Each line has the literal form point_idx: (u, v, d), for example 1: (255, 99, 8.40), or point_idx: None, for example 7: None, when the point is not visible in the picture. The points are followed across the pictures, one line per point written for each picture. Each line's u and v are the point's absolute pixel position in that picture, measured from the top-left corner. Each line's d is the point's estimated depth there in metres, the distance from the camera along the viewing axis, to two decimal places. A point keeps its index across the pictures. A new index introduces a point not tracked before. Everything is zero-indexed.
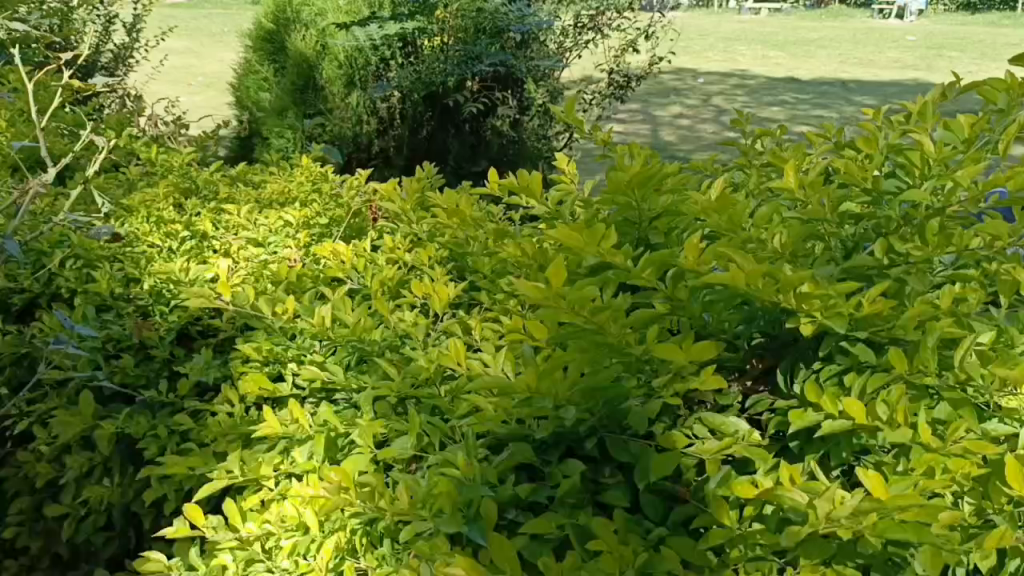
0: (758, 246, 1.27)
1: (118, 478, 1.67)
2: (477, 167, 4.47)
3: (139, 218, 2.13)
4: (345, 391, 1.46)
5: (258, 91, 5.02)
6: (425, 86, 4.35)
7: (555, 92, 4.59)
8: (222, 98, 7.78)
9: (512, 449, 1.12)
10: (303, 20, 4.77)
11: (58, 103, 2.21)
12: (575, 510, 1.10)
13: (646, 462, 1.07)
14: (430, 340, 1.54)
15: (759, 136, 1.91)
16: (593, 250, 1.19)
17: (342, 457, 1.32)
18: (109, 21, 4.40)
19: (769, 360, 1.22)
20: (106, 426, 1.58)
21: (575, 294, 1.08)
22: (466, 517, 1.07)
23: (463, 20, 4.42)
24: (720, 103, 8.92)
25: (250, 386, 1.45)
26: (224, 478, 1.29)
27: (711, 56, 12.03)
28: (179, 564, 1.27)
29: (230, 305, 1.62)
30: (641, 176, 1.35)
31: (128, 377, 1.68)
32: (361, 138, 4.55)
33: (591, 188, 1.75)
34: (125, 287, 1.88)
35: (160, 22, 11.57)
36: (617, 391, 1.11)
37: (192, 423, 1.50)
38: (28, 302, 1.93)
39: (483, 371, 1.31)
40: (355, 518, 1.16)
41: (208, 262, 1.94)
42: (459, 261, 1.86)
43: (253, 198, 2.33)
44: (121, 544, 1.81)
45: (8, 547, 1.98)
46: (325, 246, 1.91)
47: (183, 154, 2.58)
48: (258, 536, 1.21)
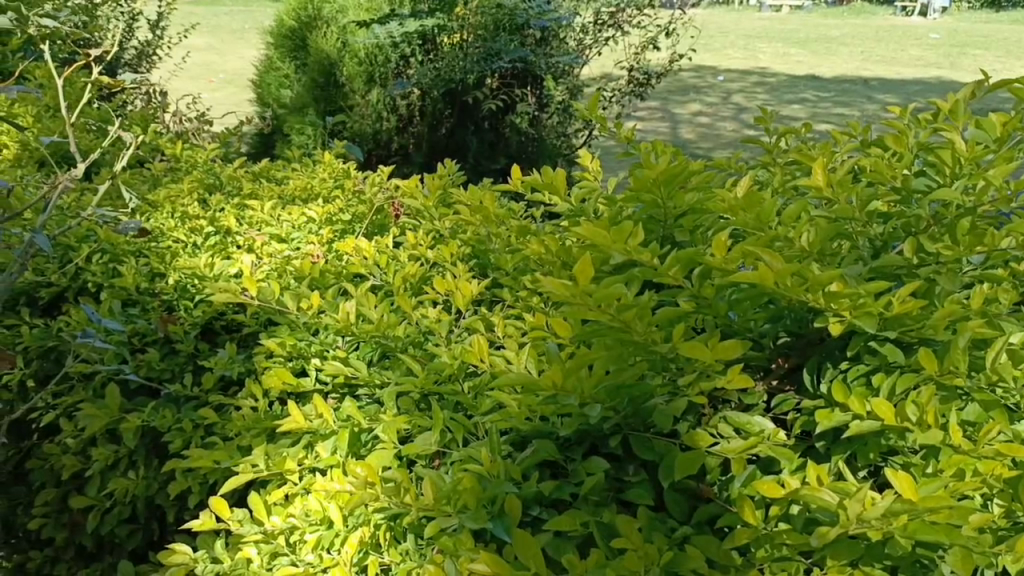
0: (785, 245, 1.25)
1: (142, 471, 1.68)
2: (497, 164, 4.47)
3: (165, 213, 2.15)
4: (369, 386, 1.46)
5: (279, 88, 5.06)
6: (446, 83, 4.35)
7: (575, 89, 4.57)
8: (243, 94, 7.82)
9: (536, 446, 1.13)
10: (324, 18, 4.83)
11: (85, 100, 2.23)
12: (598, 508, 1.09)
13: (671, 461, 1.07)
14: (453, 337, 1.54)
15: (784, 134, 1.89)
16: (619, 248, 1.16)
17: (365, 452, 1.33)
18: (133, 17, 4.44)
19: (794, 359, 1.21)
20: (132, 419, 1.59)
21: (600, 293, 1.05)
22: (490, 513, 1.07)
23: (484, 17, 4.34)
24: (741, 100, 8.88)
25: (274, 380, 1.47)
26: (249, 472, 1.30)
27: (731, 53, 11.98)
28: (205, 556, 1.28)
29: (255, 300, 1.64)
30: (667, 174, 1.34)
31: (153, 371, 1.69)
32: (381, 134, 4.62)
33: (614, 186, 1.74)
34: (150, 282, 1.90)
35: (181, 19, 11.68)
36: (642, 390, 1.11)
37: (216, 417, 1.51)
38: (55, 296, 1.95)
39: (506, 368, 1.32)
40: (379, 513, 1.17)
41: (232, 257, 1.96)
42: (482, 258, 1.86)
43: (275, 193, 2.35)
44: (144, 536, 1.83)
45: (34, 538, 2.00)
46: (348, 243, 1.92)
47: (207, 150, 2.60)
48: (283, 530, 1.23)
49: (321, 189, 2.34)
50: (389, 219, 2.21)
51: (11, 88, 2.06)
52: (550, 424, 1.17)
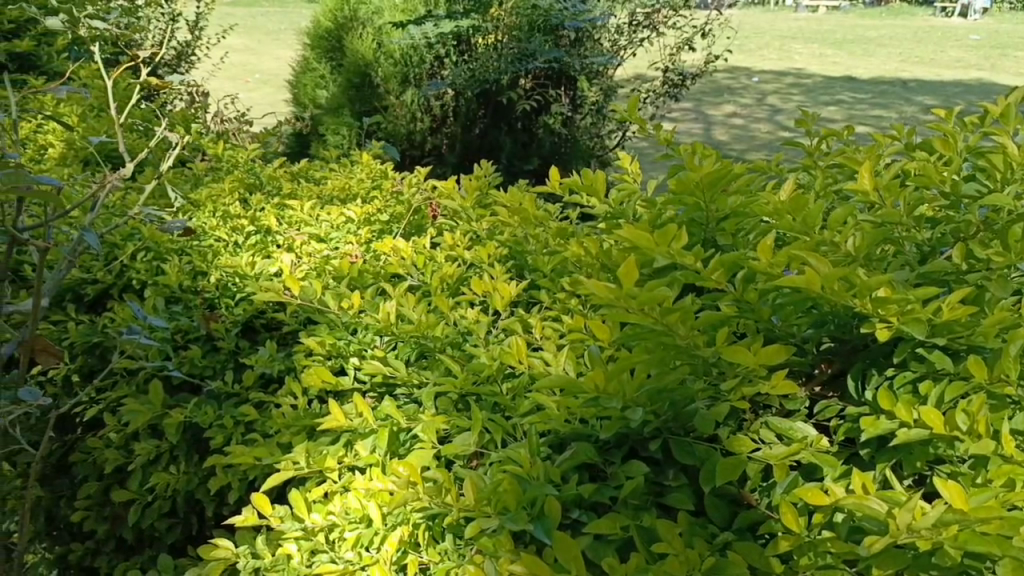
0: (831, 249, 1.23)
1: (183, 466, 1.71)
2: (530, 165, 4.45)
3: (207, 213, 2.19)
4: (407, 386, 1.47)
5: (315, 89, 5.09)
6: (480, 83, 4.38)
7: (609, 90, 4.55)
8: (277, 94, 7.92)
9: (576, 448, 1.13)
10: (360, 19, 4.90)
11: (131, 101, 2.27)
12: (638, 512, 1.09)
13: (712, 466, 1.06)
14: (492, 338, 1.54)
15: (826, 137, 1.87)
16: (662, 251, 1.15)
17: (404, 452, 1.34)
18: (174, 19, 4.51)
19: (838, 364, 1.19)
20: (175, 415, 1.62)
21: (644, 296, 1.04)
22: (530, 514, 1.07)
23: (518, 18, 4.34)
24: (776, 102, 8.79)
25: (313, 379, 1.48)
26: (291, 469, 1.31)
27: (766, 54, 11.88)
28: (246, 552, 1.30)
29: (297, 299, 1.66)
30: (710, 177, 1.34)
31: (195, 368, 1.72)
32: (415, 135, 4.67)
33: (654, 188, 1.73)
34: (193, 280, 1.93)
35: (219, 21, 11.87)
36: (683, 393, 1.10)
37: (257, 415, 1.54)
38: (100, 293, 1.99)
39: (545, 370, 1.33)
40: (419, 512, 1.17)
41: (272, 256, 1.98)
42: (519, 259, 1.86)
43: (314, 193, 2.37)
44: (183, 530, 1.85)
45: (75, 530, 2.04)
46: (386, 243, 1.94)
47: (247, 150, 2.63)
48: (323, 527, 1.24)
49: (359, 189, 2.37)
50: (426, 219, 2.23)
51: (60, 88, 2.10)
52: (590, 426, 1.17)
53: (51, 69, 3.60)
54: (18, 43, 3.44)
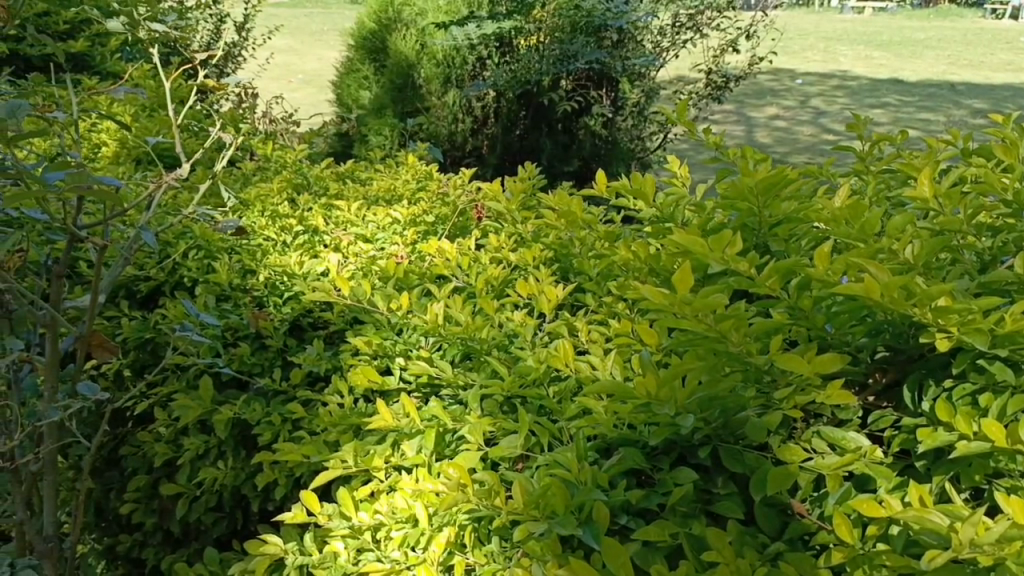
0: (888, 256, 1.21)
1: (231, 461, 1.74)
2: (570, 166, 4.46)
3: (257, 212, 2.22)
4: (452, 387, 1.47)
5: (358, 90, 5.15)
6: (521, 84, 4.38)
7: (651, 92, 4.52)
8: (320, 95, 8.01)
9: (624, 454, 1.13)
10: (404, 20, 4.95)
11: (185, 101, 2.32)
12: (687, 519, 1.08)
13: (763, 475, 1.05)
14: (538, 340, 1.55)
15: (879, 141, 1.84)
16: (716, 257, 1.14)
17: (449, 452, 1.34)
18: (222, 20, 4.59)
19: (893, 374, 1.17)
20: (225, 411, 1.65)
21: (699, 302, 1.03)
22: (579, 519, 1.07)
23: (561, 19, 4.34)
24: (820, 104, 8.66)
25: (360, 378, 1.50)
26: (339, 468, 1.33)
27: (811, 57, 11.72)
28: (294, 549, 1.31)
29: (347, 298, 1.68)
30: (766, 183, 1.34)
31: (245, 365, 1.75)
32: (456, 136, 4.69)
33: (704, 193, 1.72)
34: (243, 278, 1.95)
35: (265, 22, 12.07)
36: (735, 401, 1.09)
37: (304, 413, 1.56)
38: (153, 290, 2.03)
39: (591, 373, 1.36)
40: (467, 514, 1.18)
41: (320, 255, 2.01)
42: (564, 262, 1.86)
43: (361, 194, 2.40)
44: (228, 525, 1.88)
45: (124, 521, 2.08)
46: (431, 245, 1.96)
47: (295, 150, 2.67)
48: (370, 526, 1.25)
49: (404, 191, 2.39)
50: (471, 221, 2.25)
51: (118, 88, 2.15)
52: (638, 432, 1.17)
53: (105, 69, 3.68)
54: (74, 44, 3.52)
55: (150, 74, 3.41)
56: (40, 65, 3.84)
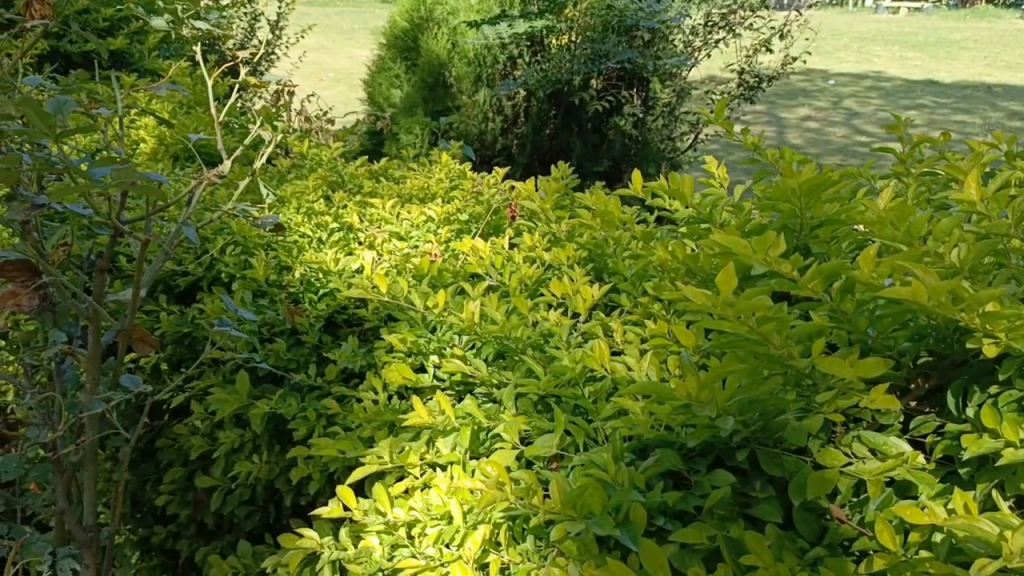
0: (935, 260, 1.20)
1: (265, 455, 1.75)
2: (600, 166, 4.44)
3: (292, 209, 2.24)
4: (486, 385, 1.48)
5: (389, 88, 5.20)
6: (552, 83, 4.35)
7: (682, 91, 4.49)
8: (351, 93, 8.06)
9: (660, 455, 1.12)
10: (435, 19, 4.98)
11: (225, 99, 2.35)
12: (725, 522, 1.07)
13: (803, 479, 1.04)
14: (573, 339, 1.54)
15: (920, 143, 1.81)
16: (759, 258, 1.13)
17: (484, 450, 1.35)
18: (256, 18, 4.64)
19: (935, 380, 1.16)
20: (261, 405, 1.66)
21: (742, 305, 1.02)
22: (616, 519, 1.07)
23: (593, 19, 4.35)
24: (854, 106, 8.56)
25: (394, 375, 1.50)
26: (375, 463, 1.34)
27: (844, 57, 11.60)
28: (329, 543, 1.32)
29: (385, 296, 1.69)
30: (810, 185, 1.34)
31: (281, 360, 1.76)
32: (486, 135, 4.70)
33: (741, 194, 1.71)
34: (279, 275, 1.97)
35: (297, 21, 12.18)
36: (776, 404, 1.08)
37: (338, 408, 1.57)
38: (190, 285, 2.06)
39: (627, 374, 1.35)
40: (503, 512, 1.18)
41: (355, 253, 2.02)
42: (598, 262, 1.85)
43: (395, 192, 2.42)
44: (261, 518, 1.90)
45: (158, 512, 2.11)
46: (465, 243, 1.96)
47: (330, 148, 2.69)
48: (405, 522, 1.26)
49: (438, 189, 2.40)
50: (504, 220, 2.24)
51: (161, 85, 2.16)
52: (675, 434, 1.16)
53: (143, 66, 3.74)
54: (113, 40, 3.58)
55: (188, 71, 3.45)
56: (80, 61, 3.91)
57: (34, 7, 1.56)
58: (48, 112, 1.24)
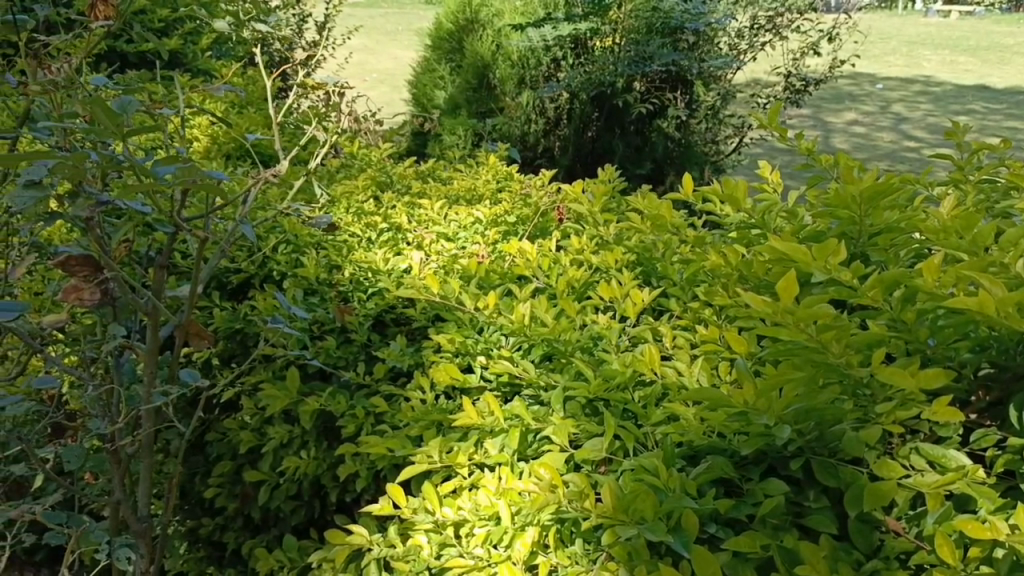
0: (1000, 269, 1.18)
1: (313, 451, 1.78)
2: (642, 169, 4.43)
3: (343, 208, 2.28)
4: (533, 388, 1.48)
5: (433, 89, 5.23)
6: (596, 86, 4.35)
7: (726, 94, 4.46)
8: (394, 94, 8.13)
9: (712, 462, 1.11)
10: (481, 20, 5.03)
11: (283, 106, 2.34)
12: (777, 532, 1.06)
13: (859, 490, 1.03)
14: (622, 344, 1.54)
15: (980, 149, 1.77)
16: (819, 267, 1.13)
17: (532, 453, 1.35)
18: (304, 19, 4.70)
19: (997, 393, 1.14)
20: (311, 402, 1.69)
21: (802, 313, 1.01)
22: (667, 526, 1.06)
23: (637, 20, 4.33)
24: (902, 110, 8.40)
25: (442, 375, 1.51)
26: (424, 462, 1.35)
27: (893, 61, 11.40)
28: (379, 540, 1.33)
29: (437, 296, 1.71)
30: (871, 191, 1.33)
31: (330, 358, 1.79)
32: (528, 137, 4.68)
33: (794, 199, 1.70)
34: (329, 274, 1.99)
35: (342, 21, 12.34)
36: (832, 414, 1.07)
37: (387, 407, 1.59)
38: (243, 282, 2.09)
39: (677, 379, 1.35)
40: (553, 515, 1.18)
41: (403, 253, 2.04)
42: (647, 267, 1.85)
43: (442, 193, 2.43)
44: (306, 513, 1.92)
45: (206, 505, 2.15)
46: (513, 245, 1.97)
47: (380, 149, 2.73)
48: (453, 521, 1.27)
49: (484, 191, 2.42)
50: (551, 222, 2.23)
51: (221, 86, 2.17)
52: (727, 441, 1.16)
53: (196, 66, 3.82)
54: (168, 41, 3.65)
55: (240, 72, 3.52)
56: (136, 61, 4.00)
57: (98, 8, 1.59)
58: (116, 111, 1.27)
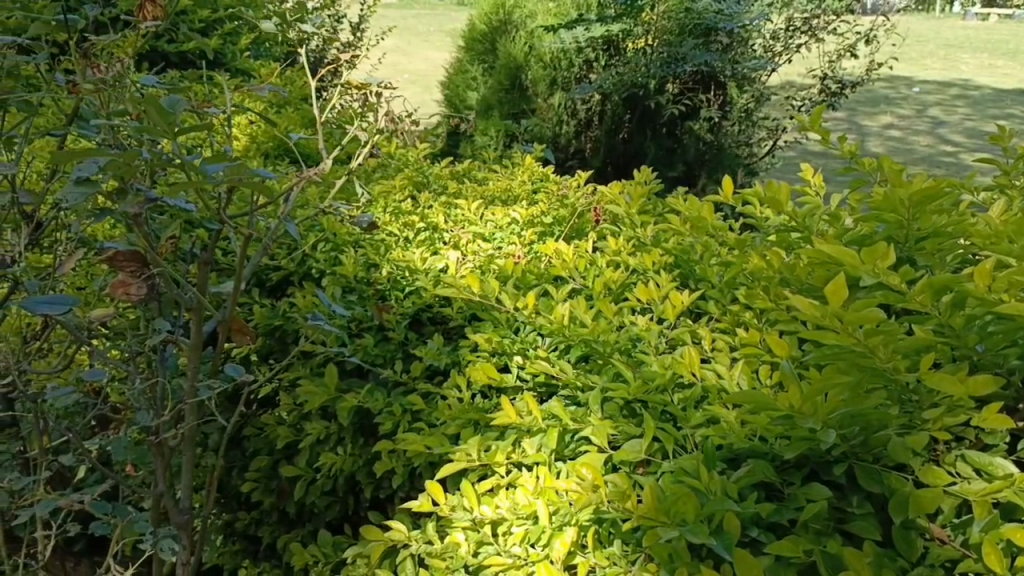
0: None
1: (350, 448, 1.79)
2: (672, 172, 4.42)
3: (380, 208, 2.30)
4: (571, 388, 1.48)
5: (466, 90, 5.22)
6: (628, 87, 4.34)
7: (760, 97, 4.41)
8: (426, 94, 8.18)
9: (754, 465, 1.11)
10: (513, 22, 5.05)
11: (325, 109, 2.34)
12: (820, 537, 1.06)
13: (904, 497, 1.02)
14: (661, 346, 1.53)
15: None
16: (867, 270, 1.12)
17: (569, 453, 1.35)
18: (340, 20, 4.74)
19: None
20: (349, 399, 1.70)
21: (851, 317, 1.01)
22: (709, 528, 1.06)
23: (671, 21, 4.34)
24: (940, 114, 8.27)
25: (479, 374, 1.52)
26: (463, 460, 1.36)
27: (930, 64, 11.23)
28: (416, 536, 1.34)
29: (477, 296, 1.72)
30: (922, 196, 1.33)
31: (368, 356, 1.80)
32: (560, 138, 4.70)
33: (837, 202, 1.71)
34: (367, 272, 2.00)
35: (375, 22, 12.45)
36: (877, 419, 1.07)
37: (424, 404, 1.60)
38: (282, 280, 2.12)
39: (717, 382, 1.35)
40: (592, 515, 1.18)
41: (440, 253, 2.05)
42: (685, 269, 1.84)
43: (478, 193, 2.45)
44: (341, 509, 1.93)
45: (242, 499, 2.18)
46: (550, 245, 1.97)
47: (417, 150, 2.76)
48: (491, 519, 1.27)
49: (521, 192, 2.43)
50: (587, 223, 2.23)
51: (263, 86, 2.17)
52: (769, 445, 1.15)
53: (235, 66, 3.87)
54: (208, 41, 3.71)
55: (279, 72, 3.56)
56: (177, 61, 4.07)
57: (147, 8, 1.61)
58: (167, 109, 1.29)
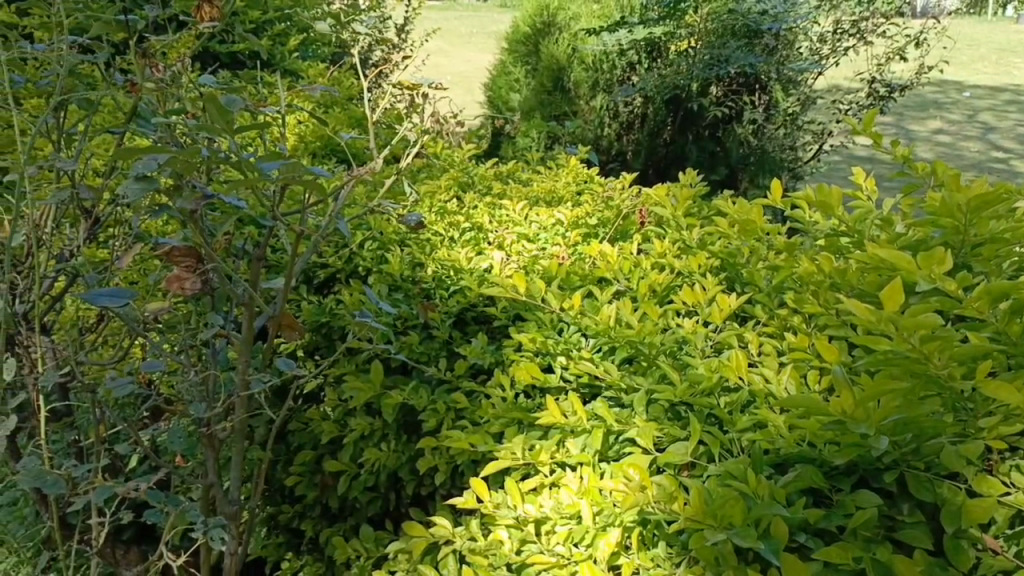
0: None
1: (393, 444, 1.81)
2: (716, 174, 4.39)
3: (426, 207, 2.32)
4: (616, 389, 1.47)
5: (508, 92, 5.25)
6: (670, 89, 4.31)
7: (806, 100, 4.30)
8: (468, 96, 8.25)
9: (803, 470, 1.10)
10: (558, 24, 5.07)
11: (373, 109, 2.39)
12: (869, 544, 1.04)
13: (957, 506, 1.01)
14: (707, 349, 1.53)
15: None
16: (924, 275, 1.10)
17: (613, 454, 1.35)
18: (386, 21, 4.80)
19: None
20: (394, 395, 1.72)
21: (907, 322, 0.99)
22: (757, 532, 1.05)
23: (715, 23, 4.31)
24: (992, 119, 8.09)
25: (523, 374, 1.53)
26: (508, 458, 1.36)
27: (981, 68, 10.99)
28: (460, 533, 1.35)
29: (523, 295, 1.73)
30: (979, 201, 1.30)
31: (413, 353, 1.82)
32: (602, 140, 4.72)
33: (889, 207, 1.69)
34: (412, 271, 2.02)
35: (419, 24, 12.58)
36: (931, 427, 1.05)
37: (468, 403, 1.61)
38: (329, 277, 2.15)
39: (765, 387, 1.34)
40: (637, 516, 1.18)
41: (485, 253, 2.08)
42: (731, 272, 1.83)
43: (523, 194, 2.46)
44: (382, 505, 1.95)
45: (286, 492, 2.21)
46: (594, 247, 1.98)
47: (463, 150, 2.78)
48: (534, 518, 1.27)
49: (565, 193, 2.43)
50: (632, 225, 2.22)
51: (315, 86, 2.19)
52: (818, 451, 1.14)
53: (285, 67, 3.94)
54: (259, 43, 3.78)
55: (327, 73, 3.62)
56: (228, 61, 4.16)
57: (204, 9, 1.65)
58: (225, 108, 1.31)
